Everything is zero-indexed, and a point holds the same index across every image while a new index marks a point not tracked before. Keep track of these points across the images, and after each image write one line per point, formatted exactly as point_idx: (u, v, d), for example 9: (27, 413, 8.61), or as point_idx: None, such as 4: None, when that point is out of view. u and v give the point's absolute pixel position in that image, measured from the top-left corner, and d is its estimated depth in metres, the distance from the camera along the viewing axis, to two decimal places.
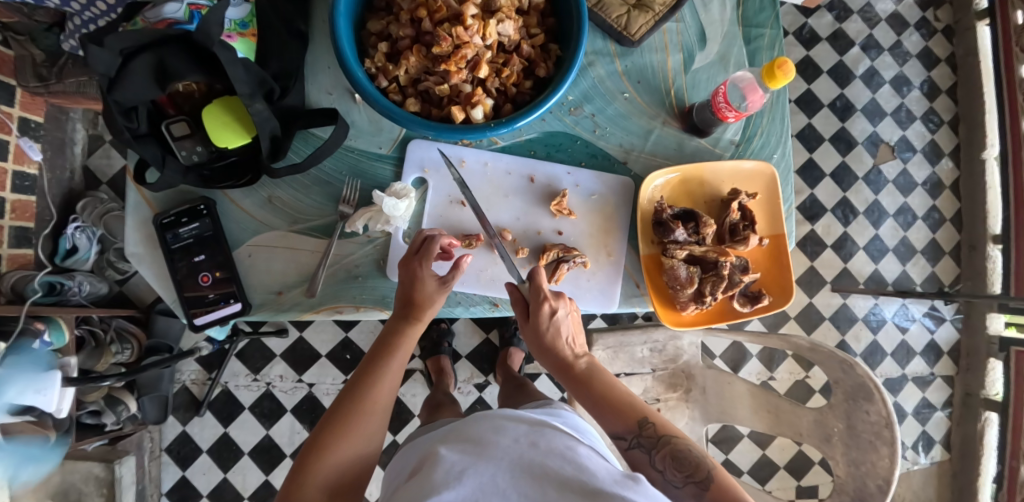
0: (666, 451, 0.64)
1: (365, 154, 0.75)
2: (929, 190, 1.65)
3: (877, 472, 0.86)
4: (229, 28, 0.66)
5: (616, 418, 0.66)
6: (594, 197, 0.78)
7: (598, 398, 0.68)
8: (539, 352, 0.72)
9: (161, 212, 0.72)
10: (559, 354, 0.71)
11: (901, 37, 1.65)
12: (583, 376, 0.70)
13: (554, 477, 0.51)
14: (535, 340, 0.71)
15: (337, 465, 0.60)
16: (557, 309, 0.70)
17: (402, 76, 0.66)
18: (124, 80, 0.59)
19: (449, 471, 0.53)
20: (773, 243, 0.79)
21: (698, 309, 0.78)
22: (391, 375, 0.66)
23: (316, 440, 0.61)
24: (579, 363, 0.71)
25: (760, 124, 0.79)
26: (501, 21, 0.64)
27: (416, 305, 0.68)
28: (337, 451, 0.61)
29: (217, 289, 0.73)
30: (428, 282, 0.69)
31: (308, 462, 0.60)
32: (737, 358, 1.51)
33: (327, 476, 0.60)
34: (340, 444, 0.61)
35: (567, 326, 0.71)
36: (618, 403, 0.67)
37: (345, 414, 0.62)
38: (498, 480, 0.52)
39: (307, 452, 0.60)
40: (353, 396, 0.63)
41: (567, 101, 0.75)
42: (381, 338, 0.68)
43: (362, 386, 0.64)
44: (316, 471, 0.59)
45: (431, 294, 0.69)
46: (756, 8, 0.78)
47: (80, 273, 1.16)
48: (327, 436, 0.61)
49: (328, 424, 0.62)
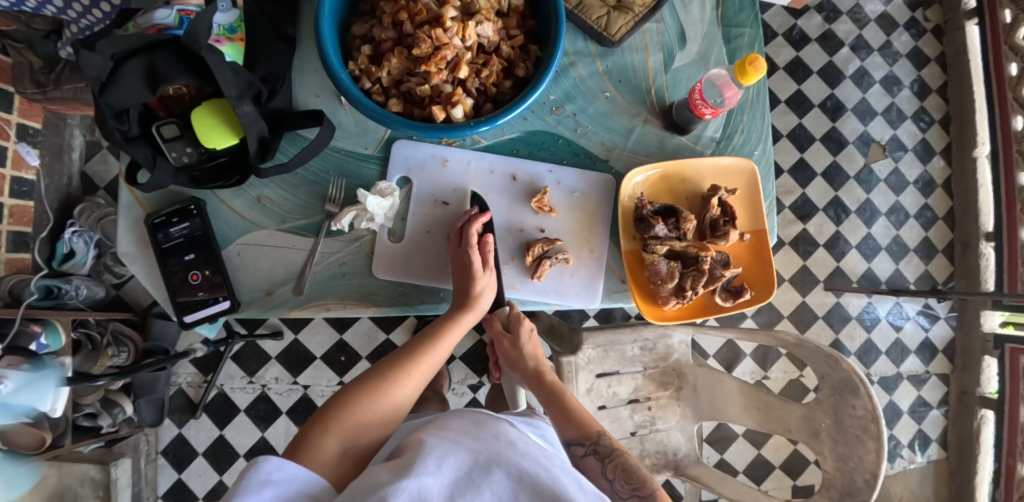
0: (617, 462, 0.66)
1: (351, 155, 0.76)
2: (920, 189, 1.66)
3: (865, 466, 0.87)
4: (217, 33, 0.68)
5: (574, 426, 0.71)
6: (576, 194, 0.79)
7: (562, 407, 0.74)
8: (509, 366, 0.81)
9: (153, 212, 0.73)
10: (532, 369, 0.79)
11: (890, 37, 1.67)
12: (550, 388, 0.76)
13: (528, 477, 0.51)
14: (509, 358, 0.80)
15: (360, 423, 0.60)
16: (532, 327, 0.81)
17: (385, 78, 0.67)
18: (116, 83, 0.61)
19: (428, 456, 0.53)
20: (755, 238, 0.80)
21: (680, 303, 0.78)
22: (426, 363, 0.70)
23: (344, 397, 0.62)
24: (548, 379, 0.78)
25: (740, 121, 0.79)
26: (480, 23, 0.65)
27: (469, 298, 0.74)
28: (364, 410, 0.61)
29: (206, 288, 0.73)
30: (481, 275, 0.74)
31: (332, 416, 0.60)
32: (731, 358, 1.51)
33: (346, 430, 0.59)
34: (368, 406, 0.62)
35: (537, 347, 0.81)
36: (578, 414, 0.72)
37: (384, 379, 0.65)
38: (474, 475, 0.52)
39: (333, 409, 0.61)
40: (388, 370, 0.67)
41: (549, 100, 0.77)
42: (428, 330, 0.73)
43: (404, 361, 0.68)
44: (340, 426, 0.59)
45: (485, 284, 0.74)
46: (736, 8, 0.80)
47: (78, 277, 1.18)
48: (360, 396, 0.63)
49: (356, 387, 0.64)
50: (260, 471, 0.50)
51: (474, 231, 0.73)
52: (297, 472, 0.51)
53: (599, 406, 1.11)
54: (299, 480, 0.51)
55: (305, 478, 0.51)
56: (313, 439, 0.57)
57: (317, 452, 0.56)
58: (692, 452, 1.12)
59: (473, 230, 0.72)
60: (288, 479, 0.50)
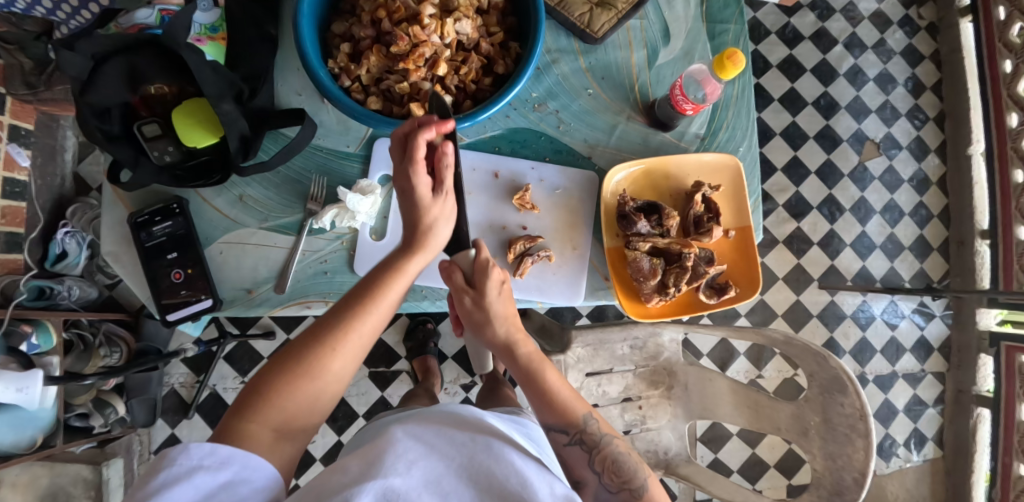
0: (605, 454, 0.65)
1: (333, 153, 0.76)
2: (915, 187, 1.65)
3: (854, 465, 0.86)
4: (198, 32, 0.70)
5: (558, 414, 0.65)
6: (558, 191, 0.79)
7: (543, 389, 0.65)
8: (474, 330, 0.66)
9: (136, 211, 0.73)
10: (503, 335, 0.66)
11: (884, 35, 1.66)
12: (526, 363, 0.65)
13: (497, 488, 0.52)
14: (472, 316, 0.65)
15: (288, 401, 0.54)
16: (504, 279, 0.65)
17: (364, 76, 0.67)
18: (97, 81, 0.61)
19: (400, 457, 0.53)
20: (739, 235, 0.80)
21: (663, 301, 0.78)
22: (369, 313, 0.59)
23: (271, 375, 0.55)
24: (524, 351, 0.66)
25: (725, 118, 0.79)
26: (459, 20, 0.65)
27: (416, 237, 0.61)
28: (290, 387, 0.54)
29: (189, 286, 0.73)
30: (427, 202, 0.61)
31: (259, 399, 0.54)
32: (725, 357, 1.51)
33: (274, 412, 0.54)
34: (297, 385, 0.55)
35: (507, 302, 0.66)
36: (562, 399, 0.65)
37: (313, 345, 0.56)
38: (444, 481, 0.52)
39: (260, 386, 0.55)
40: (321, 330, 0.57)
41: (531, 97, 0.76)
42: (370, 275, 0.61)
43: (337, 320, 0.57)
44: (266, 410, 0.53)
45: (434, 212, 0.61)
46: (720, 5, 0.80)
47: (70, 278, 1.18)
48: (287, 375, 0.55)
49: (284, 360, 0.56)
50: (188, 458, 0.49)
51: (421, 140, 0.59)
52: (230, 455, 0.49)
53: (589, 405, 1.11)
54: (231, 465, 0.49)
55: (241, 460, 0.50)
56: (239, 425, 0.52)
57: (246, 442, 0.52)
58: (683, 452, 1.12)
59: (422, 146, 0.58)
60: (220, 463, 0.49)
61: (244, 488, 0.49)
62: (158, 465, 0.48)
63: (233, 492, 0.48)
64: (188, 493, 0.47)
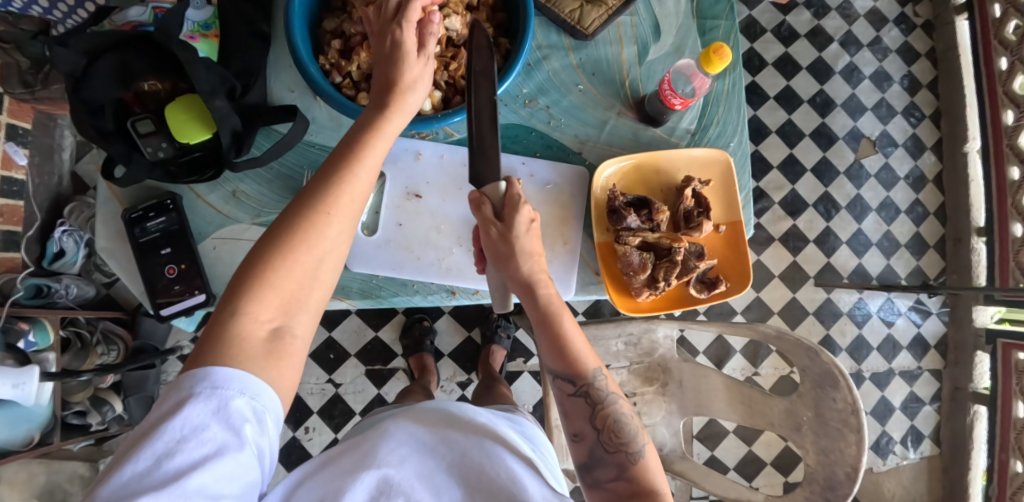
0: (605, 413, 0.64)
1: (324, 149, 0.76)
2: (911, 184, 1.65)
3: (846, 460, 0.86)
4: (191, 29, 0.73)
5: (567, 363, 0.65)
6: (549, 187, 0.79)
7: (557, 335, 0.65)
8: (498, 262, 0.67)
9: (130, 207, 0.74)
10: (526, 271, 0.66)
11: (880, 33, 1.66)
12: (546, 308, 0.65)
13: (486, 486, 0.52)
14: (498, 248, 0.66)
15: (283, 283, 0.50)
16: (533, 218, 0.66)
17: (355, 72, 0.67)
18: (89, 79, 0.64)
19: (393, 453, 0.54)
20: (730, 230, 0.80)
21: (653, 295, 0.78)
22: (356, 178, 0.55)
23: (252, 262, 0.50)
24: (545, 293, 0.66)
25: (716, 113, 0.80)
26: (448, 16, 0.66)
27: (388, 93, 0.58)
28: (282, 267, 0.50)
29: (183, 281, 0.74)
30: (408, 63, 0.58)
31: (246, 290, 0.49)
32: (721, 354, 1.51)
33: (270, 299, 0.50)
34: (283, 263, 0.50)
35: (533, 238, 0.66)
36: (574, 349, 0.65)
37: (297, 221, 0.52)
38: (436, 476, 0.53)
39: (247, 277, 0.50)
40: (303, 204, 0.52)
41: (522, 94, 0.77)
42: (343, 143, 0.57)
43: (307, 187, 0.53)
44: (259, 297, 0.49)
45: (415, 72, 0.59)
46: (711, 1, 0.80)
47: (68, 277, 1.19)
48: (273, 257, 0.50)
49: (260, 245, 0.51)
50: (179, 391, 0.45)
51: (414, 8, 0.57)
52: (226, 379, 0.46)
53: None
54: (227, 389, 0.46)
55: (238, 385, 0.46)
56: (232, 323, 0.48)
57: (245, 338, 0.48)
58: (678, 448, 1.09)
59: (410, 8, 0.57)
60: (214, 391, 0.45)
61: (241, 419, 0.46)
62: (152, 408, 0.45)
63: (231, 421, 0.45)
64: (181, 425, 0.43)
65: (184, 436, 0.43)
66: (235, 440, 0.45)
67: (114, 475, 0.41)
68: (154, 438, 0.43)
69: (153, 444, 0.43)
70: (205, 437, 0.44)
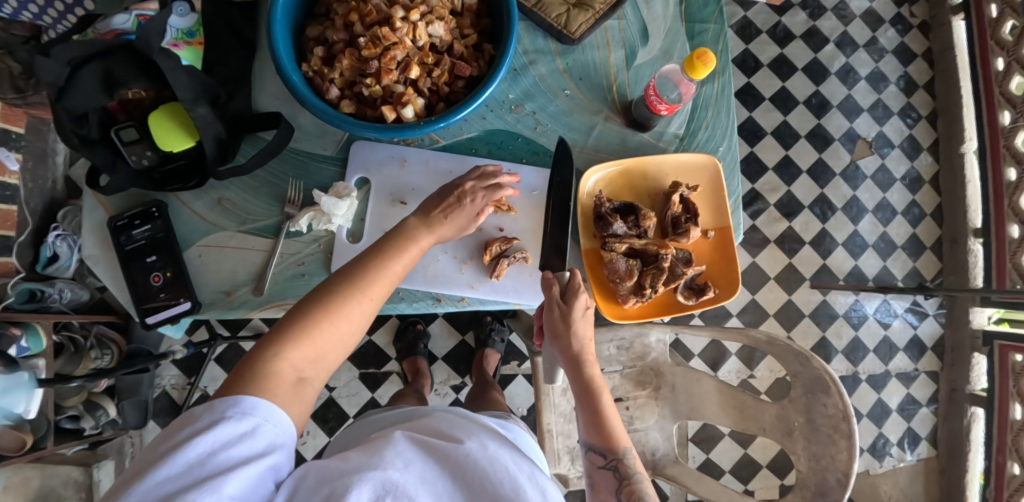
0: (630, 489, 0.64)
1: (310, 157, 0.76)
2: (908, 185, 1.65)
3: (837, 466, 0.86)
4: (174, 37, 0.71)
5: (602, 436, 0.68)
6: (534, 193, 0.79)
7: (598, 409, 0.69)
8: (553, 337, 0.72)
9: (116, 215, 0.74)
10: (576, 348, 0.71)
11: (876, 33, 1.66)
12: (592, 383, 0.70)
13: (488, 489, 0.50)
14: (551, 324, 0.73)
15: (319, 344, 0.55)
16: (589, 305, 0.72)
17: (337, 79, 0.67)
18: (72, 88, 0.61)
19: (399, 452, 0.52)
20: (719, 235, 0.80)
21: (640, 302, 0.78)
22: (395, 275, 0.63)
23: (303, 314, 0.55)
24: (593, 370, 0.71)
25: (705, 117, 0.79)
26: (431, 23, 0.66)
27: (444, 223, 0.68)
28: (324, 330, 0.56)
29: (168, 289, 0.74)
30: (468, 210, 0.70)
31: (292, 335, 0.54)
32: (716, 357, 1.51)
33: (304, 354, 0.54)
34: (329, 325, 0.56)
35: (586, 326, 0.72)
36: (610, 424, 0.68)
37: (344, 296, 0.58)
38: (438, 483, 0.51)
39: (292, 330, 0.54)
40: (350, 282, 0.59)
41: (508, 99, 0.77)
42: (392, 241, 0.65)
43: (366, 270, 0.60)
44: (297, 348, 0.54)
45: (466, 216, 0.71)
46: (700, 4, 0.79)
47: (61, 281, 1.16)
48: (319, 320, 0.56)
49: (313, 301, 0.57)
50: (211, 410, 0.48)
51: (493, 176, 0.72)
52: (254, 406, 0.49)
53: None
54: (255, 414, 0.49)
55: (265, 412, 0.49)
56: (271, 362, 0.52)
57: (274, 380, 0.52)
58: (670, 453, 1.10)
59: (490, 178, 0.69)
60: (243, 414, 0.48)
61: (266, 441, 0.48)
62: (182, 420, 0.48)
63: (256, 443, 0.48)
64: (210, 441, 0.46)
65: (214, 450, 0.46)
66: (259, 459, 0.47)
67: (149, 476, 0.44)
68: (187, 448, 0.46)
69: (186, 453, 0.45)
70: (233, 453, 0.46)
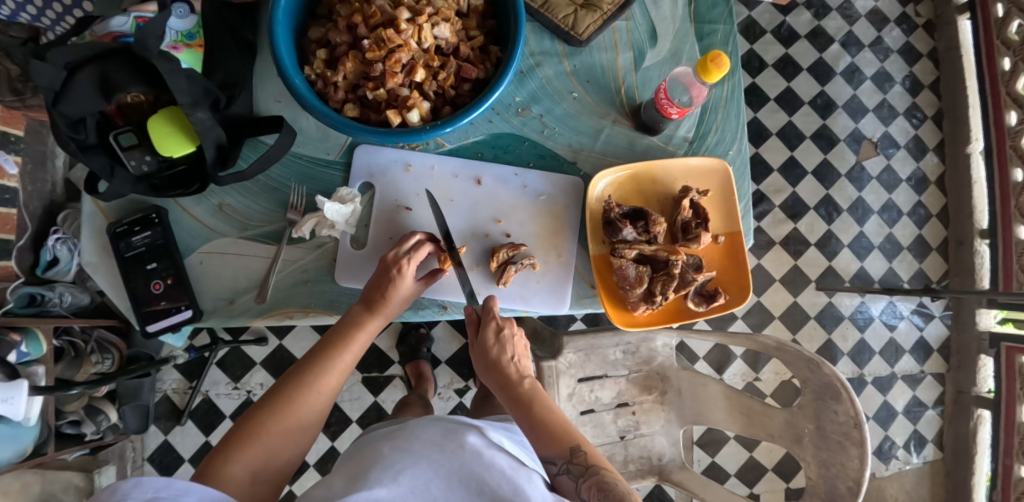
0: (593, 481, 0.61)
1: (313, 161, 0.75)
2: (914, 186, 1.63)
3: (848, 473, 0.85)
4: (174, 39, 0.70)
5: (548, 442, 0.66)
6: (542, 197, 0.78)
7: (536, 418, 0.68)
8: (483, 369, 0.74)
9: (115, 221, 0.73)
10: (504, 372, 0.73)
11: (881, 33, 1.64)
12: (524, 395, 0.71)
13: (486, 489, 0.52)
14: (479, 355, 0.74)
15: (267, 447, 0.59)
16: (504, 327, 0.74)
17: (341, 82, 0.66)
18: (69, 91, 0.60)
19: (387, 470, 0.54)
20: (729, 240, 0.79)
21: (649, 309, 0.77)
22: (340, 368, 0.67)
23: (249, 418, 0.60)
24: (524, 383, 0.72)
25: (715, 120, 0.78)
26: (437, 24, 0.64)
27: (385, 303, 0.70)
28: (270, 429, 0.60)
29: (168, 298, 0.72)
30: (407, 284, 0.71)
31: (239, 440, 0.59)
32: (722, 360, 1.50)
33: (252, 456, 0.58)
34: (275, 425, 0.60)
35: (513, 345, 0.74)
36: (553, 427, 0.67)
37: (289, 395, 0.62)
38: (432, 487, 0.52)
39: (239, 435, 0.59)
40: (296, 382, 0.64)
41: (514, 102, 0.75)
42: (337, 332, 0.68)
43: (310, 369, 0.65)
44: (246, 450, 0.58)
45: (405, 289, 0.71)
46: (709, 4, 0.78)
47: (61, 284, 1.09)
48: (263, 422, 0.60)
49: (259, 407, 0.62)
50: (142, 491, 0.47)
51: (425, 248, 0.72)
52: (188, 487, 0.50)
53: (582, 411, 1.10)
54: (190, 495, 0.49)
55: (198, 492, 0.50)
56: (221, 467, 0.56)
57: (224, 483, 0.56)
58: (677, 458, 1.09)
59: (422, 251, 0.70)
60: (176, 494, 0.49)
61: None
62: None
63: None
64: None
65: None
66: None
67: None
68: None
69: None
70: None
